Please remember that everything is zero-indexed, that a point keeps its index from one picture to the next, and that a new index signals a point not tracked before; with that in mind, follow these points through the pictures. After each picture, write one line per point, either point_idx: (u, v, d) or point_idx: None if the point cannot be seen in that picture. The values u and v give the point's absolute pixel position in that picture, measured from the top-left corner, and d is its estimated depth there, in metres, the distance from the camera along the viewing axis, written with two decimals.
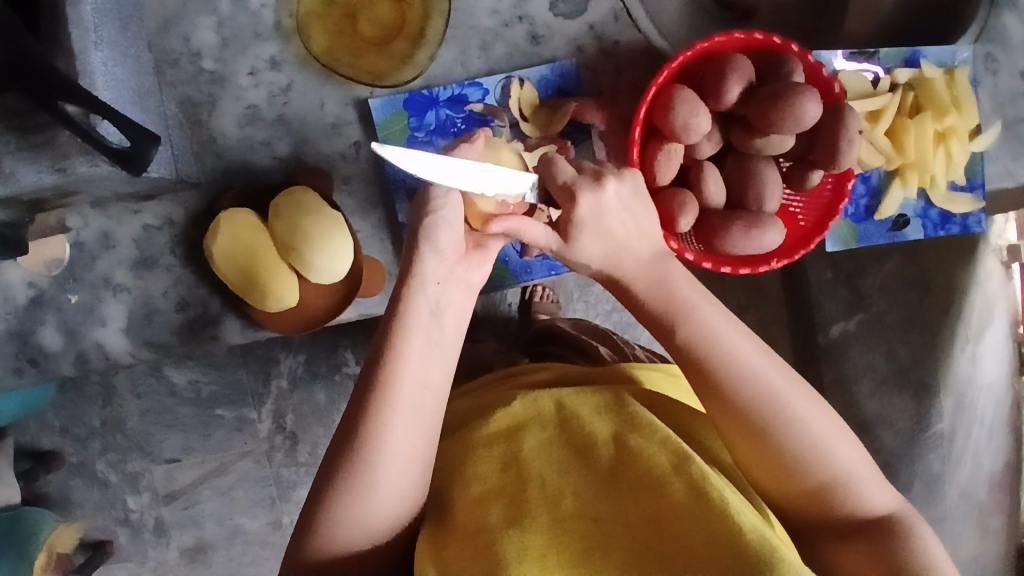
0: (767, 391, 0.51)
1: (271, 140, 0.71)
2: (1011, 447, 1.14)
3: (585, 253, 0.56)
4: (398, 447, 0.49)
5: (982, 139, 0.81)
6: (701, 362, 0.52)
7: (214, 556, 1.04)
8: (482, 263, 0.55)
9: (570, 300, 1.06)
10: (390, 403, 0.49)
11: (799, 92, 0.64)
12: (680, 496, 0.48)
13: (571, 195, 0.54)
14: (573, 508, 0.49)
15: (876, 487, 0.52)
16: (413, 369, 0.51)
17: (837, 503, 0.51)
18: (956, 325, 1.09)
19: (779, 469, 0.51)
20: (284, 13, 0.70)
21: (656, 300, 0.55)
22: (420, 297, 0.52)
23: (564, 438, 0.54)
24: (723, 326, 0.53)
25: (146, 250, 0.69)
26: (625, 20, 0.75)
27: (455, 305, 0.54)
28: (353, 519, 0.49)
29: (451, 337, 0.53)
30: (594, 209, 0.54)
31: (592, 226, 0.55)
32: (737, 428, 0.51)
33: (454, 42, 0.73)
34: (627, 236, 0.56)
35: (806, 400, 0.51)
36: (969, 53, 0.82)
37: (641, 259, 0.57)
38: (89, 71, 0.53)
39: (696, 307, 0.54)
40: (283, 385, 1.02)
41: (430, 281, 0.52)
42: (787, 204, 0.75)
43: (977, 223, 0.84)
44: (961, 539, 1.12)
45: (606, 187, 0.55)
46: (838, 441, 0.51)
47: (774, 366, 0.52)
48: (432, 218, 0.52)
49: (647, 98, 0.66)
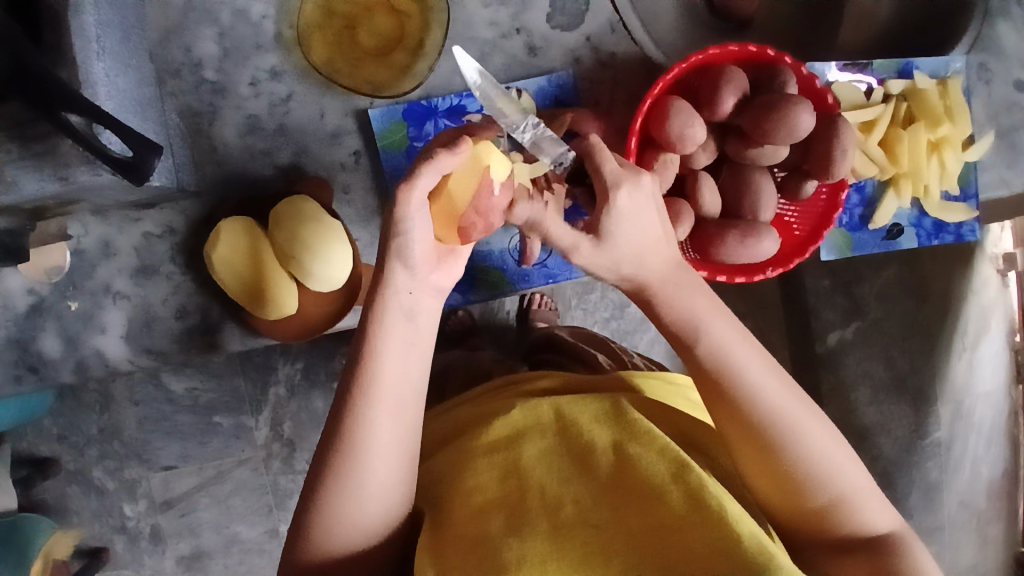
0: (778, 409, 0.51)
1: (271, 149, 0.72)
2: (1008, 455, 1.15)
3: (620, 248, 0.53)
4: (383, 448, 0.49)
5: (976, 149, 0.82)
6: (715, 379, 0.52)
7: (211, 564, 1.04)
8: (453, 270, 0.54)
9: (568, 309, 1.07)
10: (369, 405, 0.49)
11: (793, 102, 0.65)
12: (679, 503, 0.49)
13: (614, 183, 0.53)
14: (573, 515, 0.50)
15: (878, 507, 0.53)
16: (391, 371, 0.50)
17: (840, 523, 0.51)
18: (952, 333, 1.10)
19: (785, 486, 0.51)
20: (285, 24, 0.71)
21: (679, 317, 0.54)
22: (393, 304, 0.51)
23: (564, 446, 0.54)
24: (738, 343, 0.53)
25: (145, 258, 0.70)
26: (621, 31, 0.76)
27: (429, 309, 0.53)
28: (344, 521, 0.49)
29: (427, 337, 0.53)
30: (636, 203, 0.53)
31: (631, 221, 0.53)
32: (745, 441, 0.52)
33: (452, 53, 0.73)
34: (659, 237, 0.55)
35: (813, 417, 0.52)
36: (962, 63, 0.83)
37: (665, 261, 0.55)
38: (91, 81, 0.53)
39: (712, 320, 0.53)
40: (281, 393, 1.02)
41: (403, 290, 0.51)
42: (782, 214, 0.76)
43: (971, 231, 0.85)
44: (958, 547, 1.12)
45: (646, 181, 0.55)
46: (844, 462, 0.52)
47: (783, 387, 0.52)
48: (402, 240, 0.50)
49: (643, 109, 0.67)
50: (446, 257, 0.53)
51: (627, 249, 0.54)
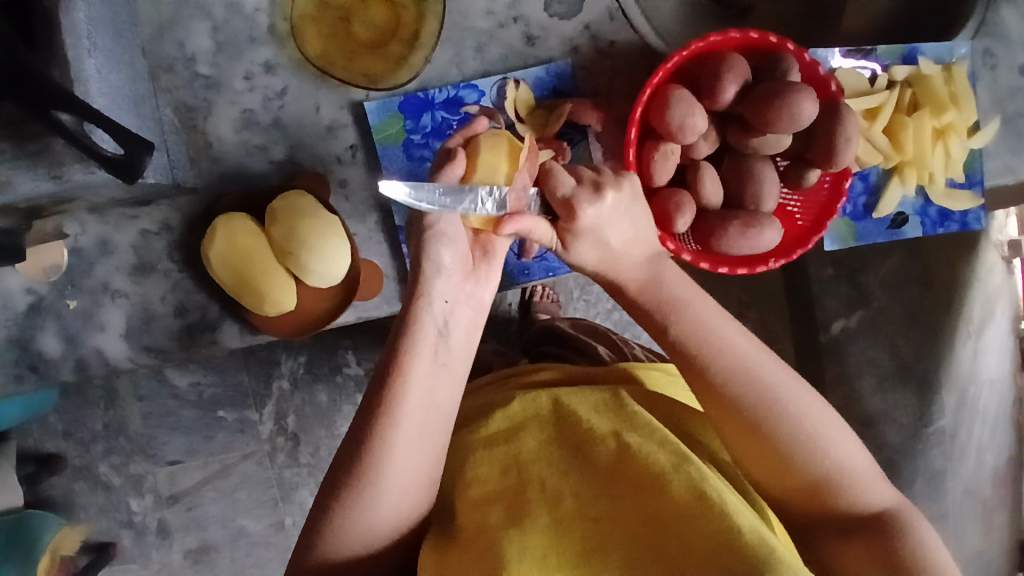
0: (760, 385, 0.51)
1: (268, 145, 0.71)
2: (1016, 442, 1.14)
3: (584, 258, 0.57)
4: (407, 459, 0.49)
5: (981, 135, 0.81)
6: (694, 358, 0.52)
7: (218, 557, 1.05)
8: (486, 278, 0.57)
9: (570, 300, 1.06)
10: (397, 416, 0.49)
11: (795, 91, 0.64)
12: (679, 494, 0.48)
13: (571, 208, 0.54)
14: (572, 505, 0.49)
15: (874, 480, 0.52)
16: (419, 388, 0.50)
17: (837, 500, 0.50)
18: (958, 319, 1.09)
19: (777, 462, 0.50)
20: (279, 17, 0.69)
21: (651, 296, 0.55)
22: (427, 313, 0.53)
23: (562, 436, 0.54)
24: (716, 322, 0.53)
25: (144, 255, 0.69)
26: (620, 19, 0.75)
27: (464, 323, 0.55)
28: (358, 527, 0.48)
29: (459, 358, 0.54)
30: (593, 219, 0.55)
31: (590, 237, 0.56)
32: (732, 420, 0.51)
33: (449, 44, 0.72)
34: (625, 245, 0.56)
35: (800, 394, 0.51)
36: (967, 49, 0.82)
37: (637, 262, 0.57)
38: (83, 77, 0.53)
39: (687, 304, 0.54)
40: (284, 386, 1.02)
41: (437, 298, 0.54)
42: (785, 203, 0.75)
43: (976, 219, 0.83)
44: (964, 534, 1.12)
45: (605, 200, 0.55)
46: (836, 436, 0.51)
47: (770, 361, 0.52)
48: (433, 233, 0.53)
49: (643, 98, 0.66)
50: (477, 265, 0.56)
51: (591, 255, 0.56)
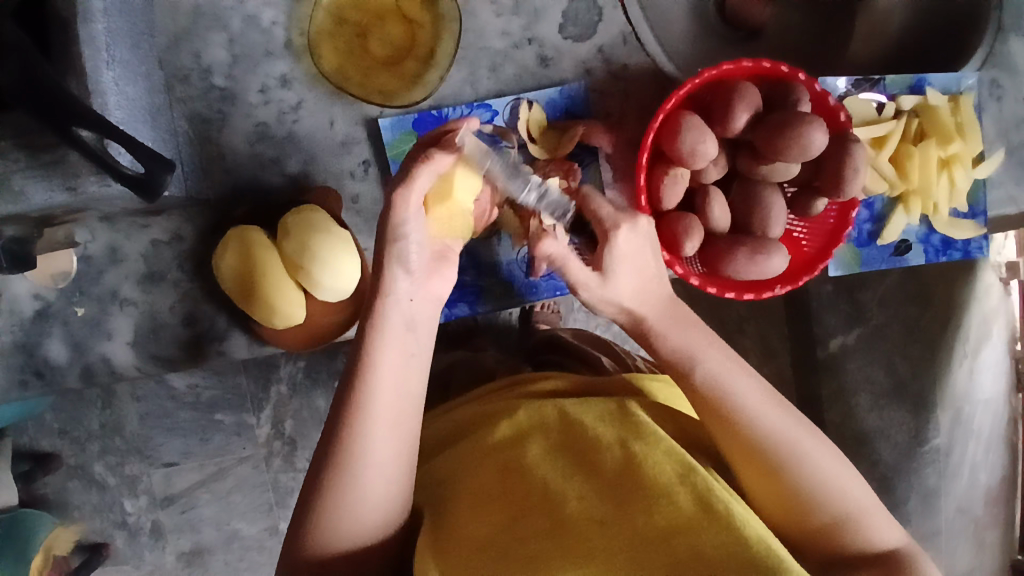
0: (775, 432, 0.51)
1: (281, 158, 0.71)
2: (1005, 462, 1.16)
3: (617, 288, 0.57)
4: (383, 450, 0.49)
5: (985, 166, 0.82)
6: (715, 401, 0.53)
7: (211, 560, 1.05)
8: (448, 278, 0.54)
9: (571, 311, 1.06)
10: (371, 412, 0.49)
11: (806, 121, 0.64)
12: (685, 503, 0.49)
13: (612, 226, 0.57)
14: (578, 512, 0.49)
15: (885, 521, 0.52)
16: (384, 376, 0.50)
17: (846, 541, 0.51)
18: (955, 341, 1.10)
19: (791, 502, 0.51)
20: (295, 32, 0.70)
21: (678, 345, 0.55)
22: (392, 312, 0.51)
23: (569, 447, 0.54)
24: (737, 367, 0.54)
25: (153, 264, 0.69)
26: (633, 44, 0.76)
27: (426, 320, 0.53)
28: (345, 519, 0.49)
29: (425, 346, 0.53)
30: (631, 242, 0.57)
31: (626, 259, 0.57)
32: (751, 463, 0.51)
33: (464, 63, 0.73)
34: (653, 276, 0.58)
35: (812, 438, 0.52)
36: (974, 80, 0.83)
37: (661, 293, 0.58)
38: (100, 89, 0.52)
39: (710, 348, 0.55)
40: (283, 390, 1.02)
41: (403, 298, 0.52)
42: (791, 229, 0.76)
43: (978, 248, 0.85)
44: (957, 552, 1.13)
45: (641, 224, 0.58)
46: (849, 481, 0.52)
47: (785, 413, 0.52)
48: (401, 244, 0.51)
49: (655, 124, 0.67)
50: (444, 264, 0.54)
51: (625, 288, 0.57)
